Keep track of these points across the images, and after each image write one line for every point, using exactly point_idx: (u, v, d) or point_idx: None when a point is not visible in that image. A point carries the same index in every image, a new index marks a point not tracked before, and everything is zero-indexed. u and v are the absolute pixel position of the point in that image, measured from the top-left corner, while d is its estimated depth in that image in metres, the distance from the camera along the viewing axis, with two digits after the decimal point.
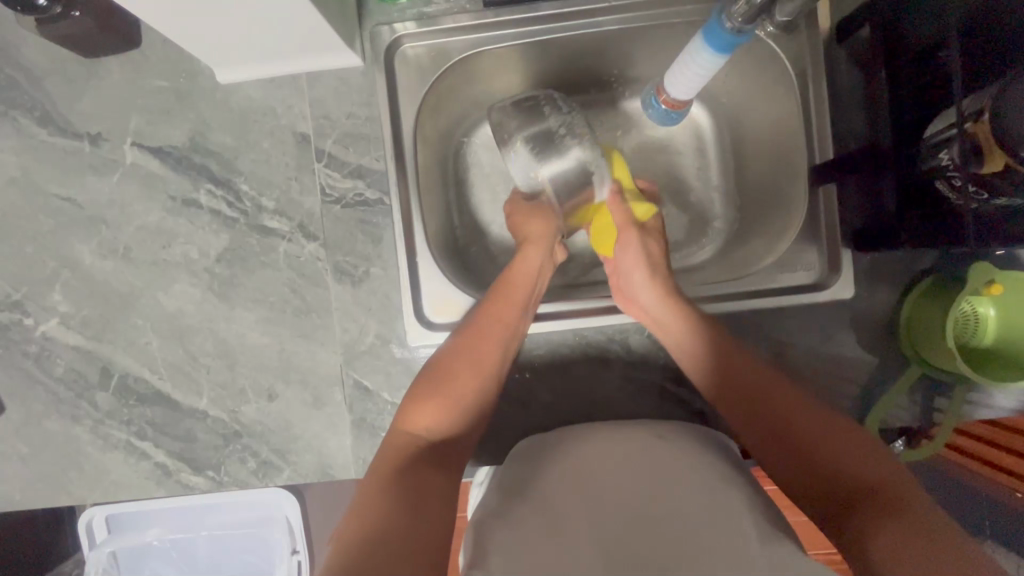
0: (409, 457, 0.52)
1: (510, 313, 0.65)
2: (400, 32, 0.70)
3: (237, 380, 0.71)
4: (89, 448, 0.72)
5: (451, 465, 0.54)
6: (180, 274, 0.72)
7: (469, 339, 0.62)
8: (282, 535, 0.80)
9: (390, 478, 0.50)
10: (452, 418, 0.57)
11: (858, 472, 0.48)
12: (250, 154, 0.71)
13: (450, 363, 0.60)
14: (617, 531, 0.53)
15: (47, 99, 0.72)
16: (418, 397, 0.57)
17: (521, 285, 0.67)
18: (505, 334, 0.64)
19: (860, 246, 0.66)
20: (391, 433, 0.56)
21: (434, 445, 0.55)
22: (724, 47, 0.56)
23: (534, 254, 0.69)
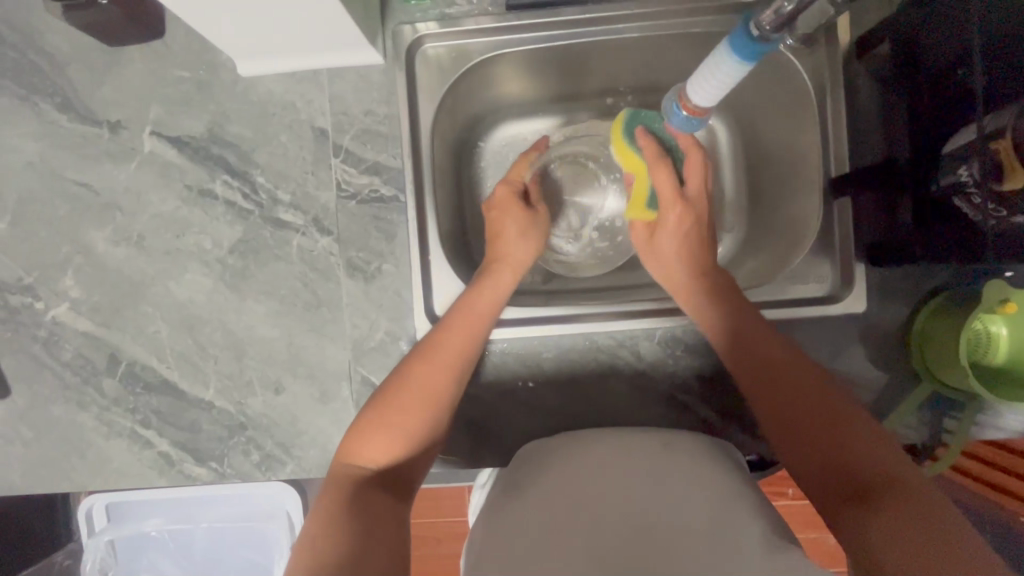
0: (355, 489, 0.51)
1: (468, 334, 0.63)
2: (422, 32, 0.70)
3: (244, 371, 0.71)
4: (93, 434, 0.72)
5: (401, 494, 0.53)
6: (192, 264, 0.72)
7: (418, 365, 0.59)
8: (282, 531, 0.80)
9: (338, 511, 0.48)
10: (401, 448, 0.55)
11: (870, 479, 0.47)
12: (267, 147, 0.71)
13: (397, 389, 0.57)
14: (618, 542, 0.52)
15: (69, 85, 0.72)
16: (363, 429, 0.55)
17: (480, 304, 0.65)
18: (461, 357, 0.61)
19: (873, 259, 0.65)
20: (339, 465, 0.54)
21: (381, 477, 0.53)
22: (750, 54, 0.55)
23: (503, 277, 0.68)
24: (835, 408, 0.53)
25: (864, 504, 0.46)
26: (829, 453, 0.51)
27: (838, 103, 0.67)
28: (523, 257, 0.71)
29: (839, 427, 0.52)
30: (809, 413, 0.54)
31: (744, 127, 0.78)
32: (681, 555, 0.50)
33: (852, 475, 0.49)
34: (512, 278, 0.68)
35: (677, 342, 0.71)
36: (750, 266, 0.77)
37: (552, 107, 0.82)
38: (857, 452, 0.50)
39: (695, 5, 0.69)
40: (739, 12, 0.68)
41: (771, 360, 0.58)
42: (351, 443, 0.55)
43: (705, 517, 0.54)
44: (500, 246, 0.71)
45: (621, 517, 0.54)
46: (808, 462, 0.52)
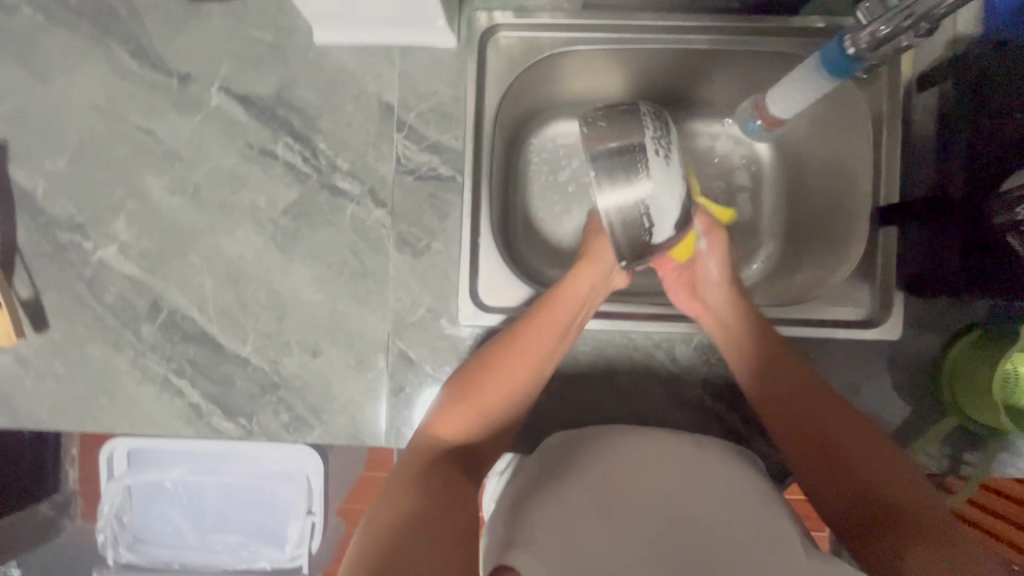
0: (432, 458, 0.54)
1: (551, 330, 0.63)
2: (496, 21, 0.72)
3: (284, 332, 0.72)
4: (126, 377, 0.72)
5: (475, 472, 0.55)
6: (245, 221, 0.73)
7: (500, 348, 0.62)
8: (300, 494, 0.78)
9: (416, 477, 0.51)
10: (477, 429, 0.58)
11: (897, 508, 0.53)
12: (332, 115, 0.73)
13: (482, 373, 0.60)
14: (658, 533, 0.53)
15: (144, 32, 0.73)
16: (444, 406, 0.58)
17: (566, 305, 0.64)
18: (540, 353, 0.62)
19: (914, 289, 0.68)
20: (422, 430, 0.57)
21: (458, 454, 0.55)
22: (840, 68, 0.57)
23: (588, 276, 0.67)
24: (857, 443, 0.59)
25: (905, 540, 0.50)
26: (858, 481, 0.56)
27: (893, 135, 0.69)
28: (611, 258, 0.69)
29: (848, 443, 0.59)
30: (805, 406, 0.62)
31: (794, 151, 0.80)
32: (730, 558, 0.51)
33: (884, 506, 0.54)
34: (598, 277, 0.67)
35: (712, 350, 0.72)
36: (786, 285, 0.78)
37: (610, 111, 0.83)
38: (888, 482, 0.55)
39: (764, 26, 0.71)
40: (806, 38, 0.70)
41: (783, 368, 0.64)
42: (435, 416, 0.58)
43: (744, 516, 0.55)
44: (602, 249, 0.69)
45: (663, 509, 0.55)
46: (796, 436, 0.62)
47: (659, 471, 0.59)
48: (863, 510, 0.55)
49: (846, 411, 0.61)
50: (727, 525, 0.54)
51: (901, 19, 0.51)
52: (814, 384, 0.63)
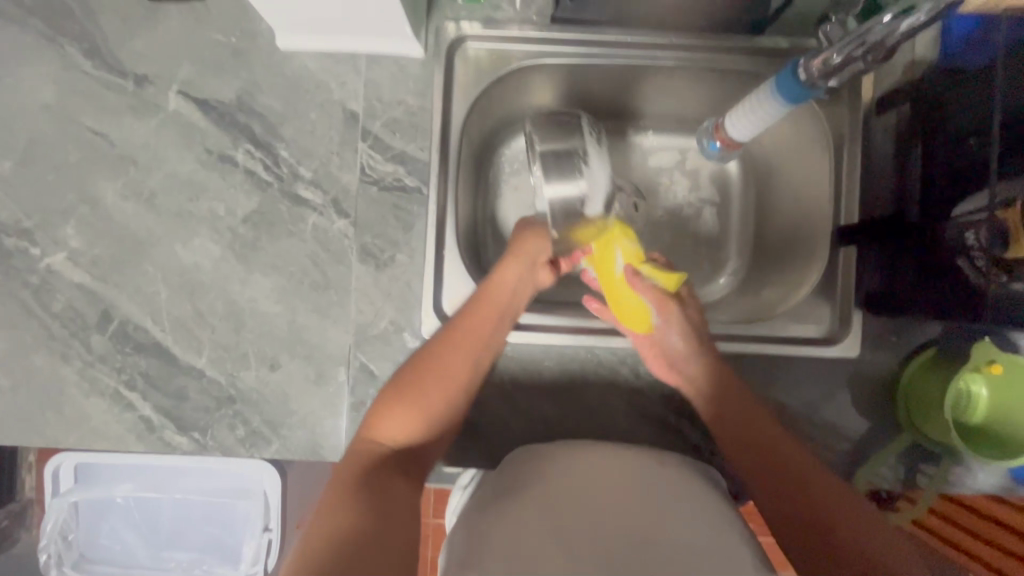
0: (371, 464, 0.52)
1: (487, 317, 0.64)
2: (465, 31, 0.71)
3: (241, 344, 0.70)
4: (73, 390, 0.69)
5: (415, 475, 0.54)
6: (202, 229, 0.71)
7: (441, 341, 0.61)
8: (256, 510, 0.77)
9: (356, 489, 0.49)
10: (417, 429, 0.56)
11: (873, 563, 0.51)
12: (295, 122, 0.71)
13: (419, 370, 0.59)
14: (610, 557, 0.52)
15: (99, 32, 0.71)
16: (385, 405, 0.57)
17: (496, 297, 0.65)
18: (478, 344, 0.62)
19: (872, 307, 0.69)
20: (358, 436, 0.55)
21: (399, 456, 0.54)
22: (794, 95, 0.57)
23: (518, 267, 0.68)
24: (812, 475, 0.59)
25: None
26: (850, 548, 0.53)
27: (853, 156, 0.70)
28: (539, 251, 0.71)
29: (811, 486, 0.57)
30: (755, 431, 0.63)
31: (760, 168, 0.81)
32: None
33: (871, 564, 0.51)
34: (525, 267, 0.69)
35: None
36: (750, 301, 0.79)
37: None
38: (860, 541, 0.53)
39: (730, 45, 0.71)
40: (771, 57, 0.71)
41: (754, 427, 0.63)
42: (372, 420, 0.56)
43: (694, 526, 0.56)
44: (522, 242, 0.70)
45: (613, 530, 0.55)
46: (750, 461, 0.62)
47: (612, 486, 0.60)
48: (840, 561, 0.53)
49: (756, 403, 0.66)
50: (677, 533, 0.55)
51: (853, 47, 0.51)
52: (772, 424, 0.64)
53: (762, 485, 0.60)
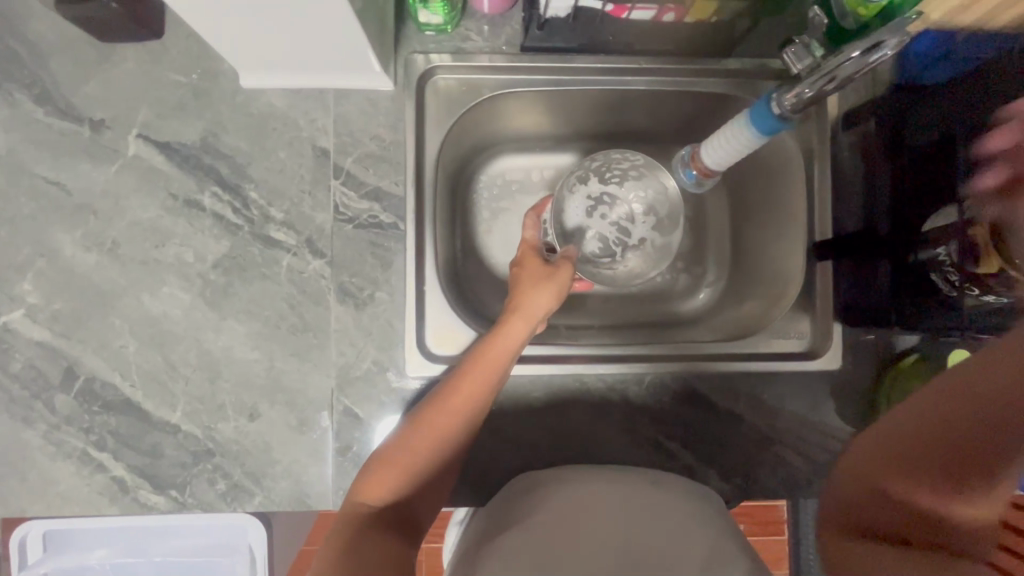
0: (358, 525, 0.51)
1: (483, 378, 0.59)
2: (434, 63, 0.70)
3: (217, 394, 0.67)
4: (38, 455, 0.66)
5: (408, 535, 0.53)
6: (171, 277, 0.68)
7: (432, 401, 0.58)
8: (242, 565, 0.74)
9: (342, 551, 0.49)
10: (408, 488, 0.55)
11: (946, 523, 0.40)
12: (263, 162, 0.69)
13: (411, 432, 0.56)
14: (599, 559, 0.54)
15: (50, 77, 0.68)
16: (376, 463, 0.55)
17: (496, 357, 0.60)
18: (470, 408, 0.58)
19: (850, 320, 0.70)
20: (349, 493, 0.55)
21: (387, 517, 0.53)
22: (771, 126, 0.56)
23: (521, 325, 0.62)
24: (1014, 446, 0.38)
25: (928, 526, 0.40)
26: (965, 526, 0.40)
27: (824, 172, 0.72)
28: (544, 307, 0.63)
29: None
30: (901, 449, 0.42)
31: (734, 185, 0.82)
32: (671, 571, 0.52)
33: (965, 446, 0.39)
34: (530, 327, 0.62)
35: (665, 388, 0.72)
36: (731, 317, 0.80)
37: (555, 147, 0.83)
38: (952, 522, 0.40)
39: (700, 68, 0.72)
40: (739, 79, 0.72)
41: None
42: (362, 480, 0.55)
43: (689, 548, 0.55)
44: (519, 291, 0.64)
45: (604, 534, 0.56)
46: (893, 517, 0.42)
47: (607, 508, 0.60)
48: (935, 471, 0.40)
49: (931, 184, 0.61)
50: (670, 551, 0.54)
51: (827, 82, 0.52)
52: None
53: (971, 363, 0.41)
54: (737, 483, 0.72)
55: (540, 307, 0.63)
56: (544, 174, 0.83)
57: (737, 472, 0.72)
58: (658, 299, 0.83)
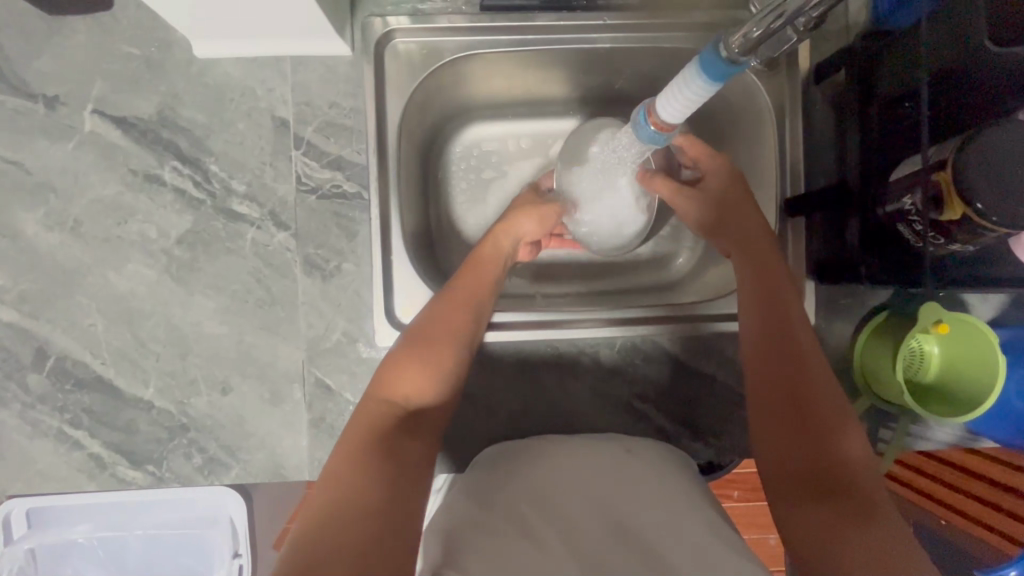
0: (384, 426, 0.49)
1: (479, 289, 0.62)
2: (392, 26, 0.68)
3: (188, 370, 0.67)
4: (15, 434, 0.66)
5: (431, 436, 0.51)
6: (135, 254, 0.67)
7: (440, 311, 0.59)
8: (225, 537, 0.75)
9: (368, 455, 0.46)
10: (436, 386, 0.54)
11: (865, 503, 0.46)
12: (222, 134, 0.68)
13: (423, 332, 0.57)
14: (589, 535, 0.53)
15: (0, 53, 0.66)
16: (396, 363, 0.54)
17: (490, 254, 0.65)
18: (478, 301, 0.61)
19: (821, 277, 0.69)
20: (369, 396, 0.51)
21: (411, 416, 0.51)
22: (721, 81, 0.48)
23: (504, 238, 0.68)
24: (872, 498, 0.46)
25: (840, 510, 0.46)
26: (895, 559, 0.41)
27: (795, 127, 0.70)
28: (524, 228, 0.69)
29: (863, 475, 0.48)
30: (789, 415, 0.53)
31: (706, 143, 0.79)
32: (659, 547, 0.51)
33: (829, 480, 0.48)
34: (513, 238, 0.68)
35: (636, 351, 0.72)
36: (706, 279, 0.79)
37: (530, 113, 0.81)
38: (889, 544, 0.42)
39: (665, 22, 0.70)
40: (706, 32, 0.70)
41: (853, 476, 0.48)
42: (381, 381, 0.52)
43: (669, 508, 0.55)
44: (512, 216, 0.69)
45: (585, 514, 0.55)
46: (787, 467, 0.51)
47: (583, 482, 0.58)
48: (822, 492, 0.48)
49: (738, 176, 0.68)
50: (653, 528, 0.53)
51: (772, 20, 0.45)
52: (856, 455, 0.49)
53: (791, 444, 0.51)
54: (710, 444, 0.72)
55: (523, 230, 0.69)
56: (519, 142, 0.82)
57: (711, 432, 0.72)
58: (637, 263, 0.81)
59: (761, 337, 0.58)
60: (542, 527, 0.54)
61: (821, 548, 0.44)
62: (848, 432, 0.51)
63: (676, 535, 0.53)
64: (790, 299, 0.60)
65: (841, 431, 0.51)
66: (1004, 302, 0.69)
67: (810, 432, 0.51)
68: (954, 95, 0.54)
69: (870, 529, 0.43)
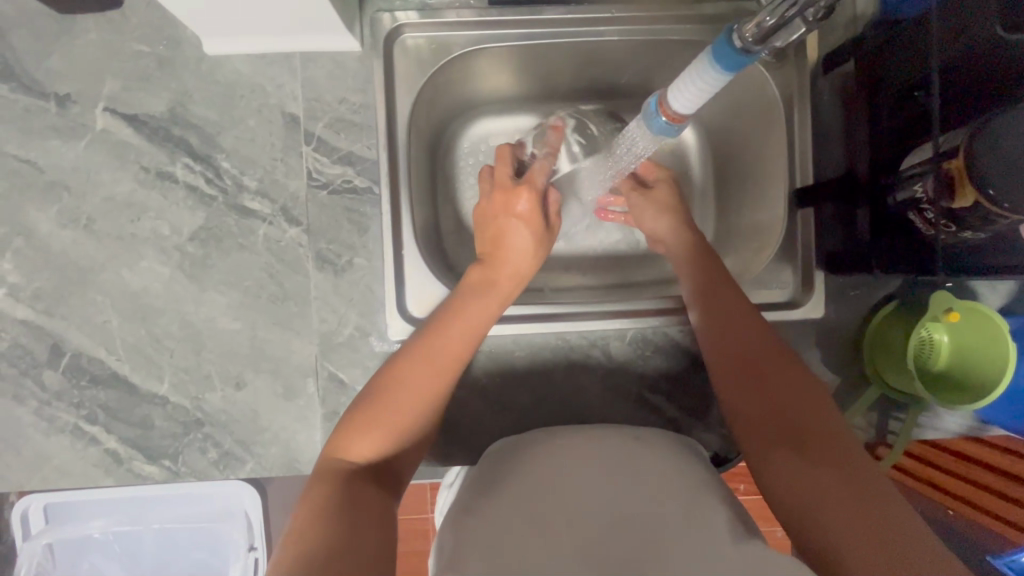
0: (341, 481, 0.48)
1: (464, 337, 0.58)
2: (401, 21, 0.69)
3: (203, 365, 0.68)
4: (32, 430, 0.67)
5: (388, 488, 0.50)
6: (148, 251, 0.68)
7: (413, 360, 0.55)
8: (239, 531, 0.76)
9: (329, 503, 0.45)
10: (387, 447, 0.52)
11: (836, 451, 0.47)
12: (233, 131, 0.68)
13: (387, 378, 0.54)
14: (602, 522, 0.53)
15: (12, 53, 0.67)
16: (351, 420, 0.52)
17: (504, 286, 0.63)
18: (447, 372, 0.56)
19: (831, 267, 0.69)
20: (325, 456, 0.51)
21: (371, 473, 0.50)
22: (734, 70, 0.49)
23: (523, 232, 0.66)
24: (844, 445, 0.48)
25: (813, 458, 0.47)
26: (865, 501, 0.43)
27: (804, 118, 0.70)
28: (535, 239, 0.66)
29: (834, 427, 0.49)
30: (766, 377, 0.54)
31: (714, 135, 0.79)
32: (675, 531, 0.51)
33: (804, 433, 0.49)
34: (537, 256, 0.66)
35: (647, 343, 0.73)
36: None
37: (537, 107, 0.81)
38: (860, 489, 0.44)
39: (674, 14, 0.71)
40: (715, 24, 0.70)
41: (825, 428, 0.49)
42: (341, 437, 0.51)
43: (678, 504, 0.55)
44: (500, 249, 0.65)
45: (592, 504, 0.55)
46: (764, 425, 0.52)
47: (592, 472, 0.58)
48: (796, 442, 0.49)
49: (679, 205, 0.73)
50: (665, 512, 0.54)
51: (786, 8, 0.44)
52: (827, 410, 0.51)
53: (768, 403, 0.53)
54: (721, 434, 0.73)
55: (517, 247, 0.65)
56: (526, 136, 0.82)
57: (722, 423, 0.73)
58: (646, 254, 0.82)
59: (738, 316, 0.60)
60: (551, 520, 0.54)
61: (797, 493, 0.46)
62: (817, 390, 0.53)
63: (690, 518, 0.53)
64: (752, 319, 0.59)
65: (812, 392, 0.52)
66: (1013, 290, 0.69)
67: (770, 392, 0.53)
68: (966, 82, 0.54)
69: (842, 475, 0.45)
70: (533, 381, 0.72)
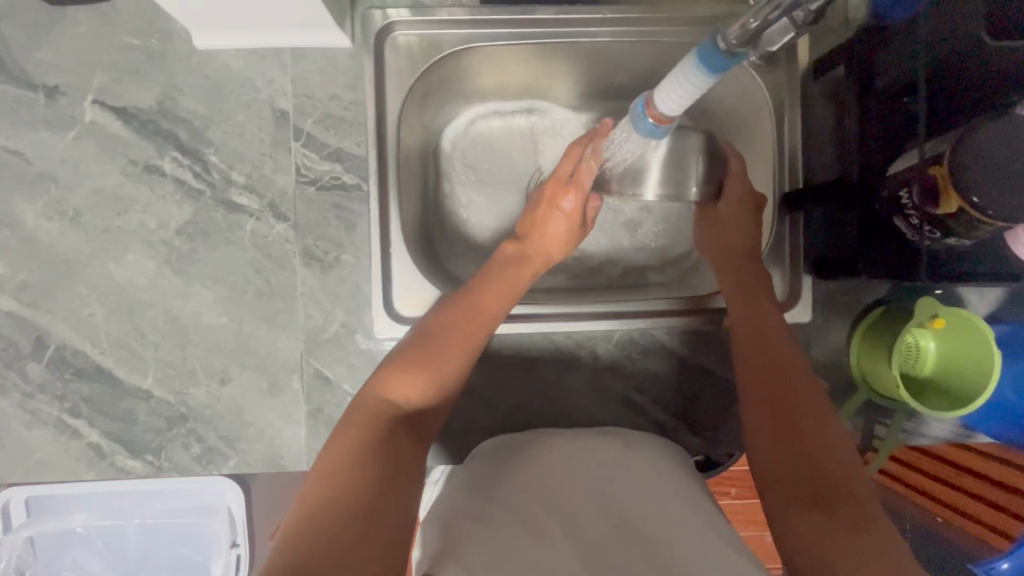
0: (383, 424, 0.50)
1: (500, 302, 0.61)
2: (392, 18, 0.69)
3: (188, 360, 0.68)
4: (14, 423, 0.67)
5: (422, 441, 0.52)
6: (135, 244, 0.68)
7: (454, 319, 0.59)
8: (222, 527, 0.76)
9: (366, 450, 0.47)
10: (430, 395, 0.54)
11: (849, 505, 0.47)
12: (222, 125, 0.68)
13: (434, 334, 0.57)
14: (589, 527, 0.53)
15: (1, 43, 0.67)
16: (398, 367, 0.54)
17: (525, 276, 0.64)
18: (488, 322, 0.60)
19: (818, 271, 0.69)
20: (365, 392, 0.52)
21: (409, 421, 0.52)
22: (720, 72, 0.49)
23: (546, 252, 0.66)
24: (861, 500, 0.48)
25: (827, 513, 0.47)
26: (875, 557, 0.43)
27: (794, 122, 0.70)
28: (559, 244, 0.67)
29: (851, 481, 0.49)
30: (787, 428, 0.55)
31: None
32: (662, 537, 0.52)
33: (818, 486, 0.50)
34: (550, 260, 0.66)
35: (634, 344, 0.72)
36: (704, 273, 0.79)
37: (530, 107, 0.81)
38: (871, 544, 0.44)
39: (665, 16, 0.71)
40: (706, 27, 0.70)
41: (842, 481, 0.50)
42: (385, 377, 0.53)
43: (661, 508, 0.55)
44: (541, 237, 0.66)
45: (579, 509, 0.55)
46: (780, 475, 0.53)
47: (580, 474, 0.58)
48: (811, 496, 0.50)
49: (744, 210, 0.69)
50: (652, 516, 0.54)
51: (769, 12, 0.42)
52: (845, 463, 0.51)
53: (785, 451, 0.54)
54: (707, 437, 0.73)
55: (551, 235, 0.66)
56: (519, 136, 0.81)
57: (708, 426, 0.73)
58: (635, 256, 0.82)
59: (761, 359, 0.61)
60: (539, 525, 0.54)
61: (807, 548, 0.46)
62: (841, 443, 0.53)
63: (672, 523, 0.53)
64: (787, 355, 0.61)
65: (831, 443, 0.53)
66: (1000, 298, 0.69)
67: (797, 448, 0.53)
68: (952, 86, 0.54)
69: (854, 530, 0.45)
70: (519, 381, 0.72)
